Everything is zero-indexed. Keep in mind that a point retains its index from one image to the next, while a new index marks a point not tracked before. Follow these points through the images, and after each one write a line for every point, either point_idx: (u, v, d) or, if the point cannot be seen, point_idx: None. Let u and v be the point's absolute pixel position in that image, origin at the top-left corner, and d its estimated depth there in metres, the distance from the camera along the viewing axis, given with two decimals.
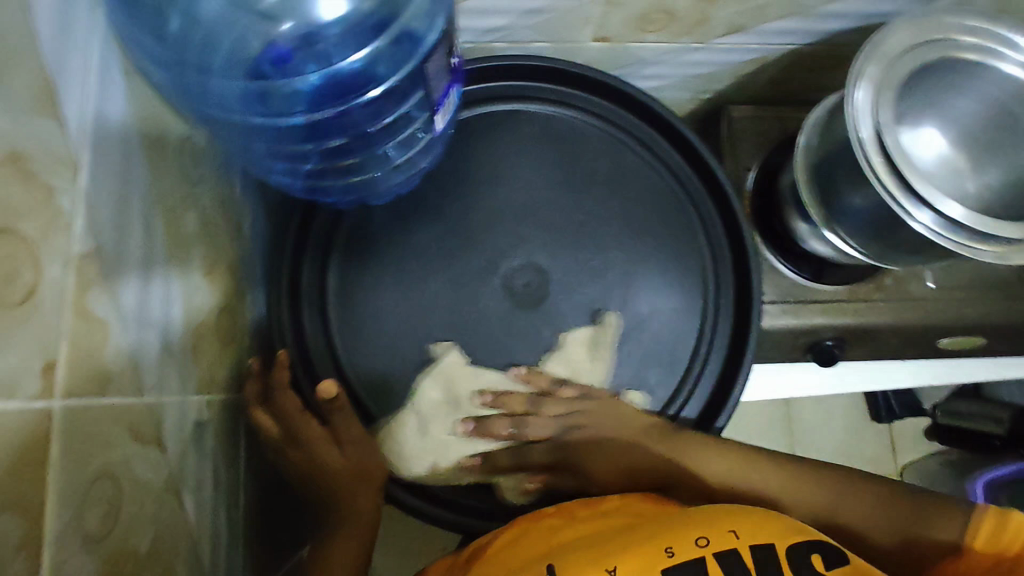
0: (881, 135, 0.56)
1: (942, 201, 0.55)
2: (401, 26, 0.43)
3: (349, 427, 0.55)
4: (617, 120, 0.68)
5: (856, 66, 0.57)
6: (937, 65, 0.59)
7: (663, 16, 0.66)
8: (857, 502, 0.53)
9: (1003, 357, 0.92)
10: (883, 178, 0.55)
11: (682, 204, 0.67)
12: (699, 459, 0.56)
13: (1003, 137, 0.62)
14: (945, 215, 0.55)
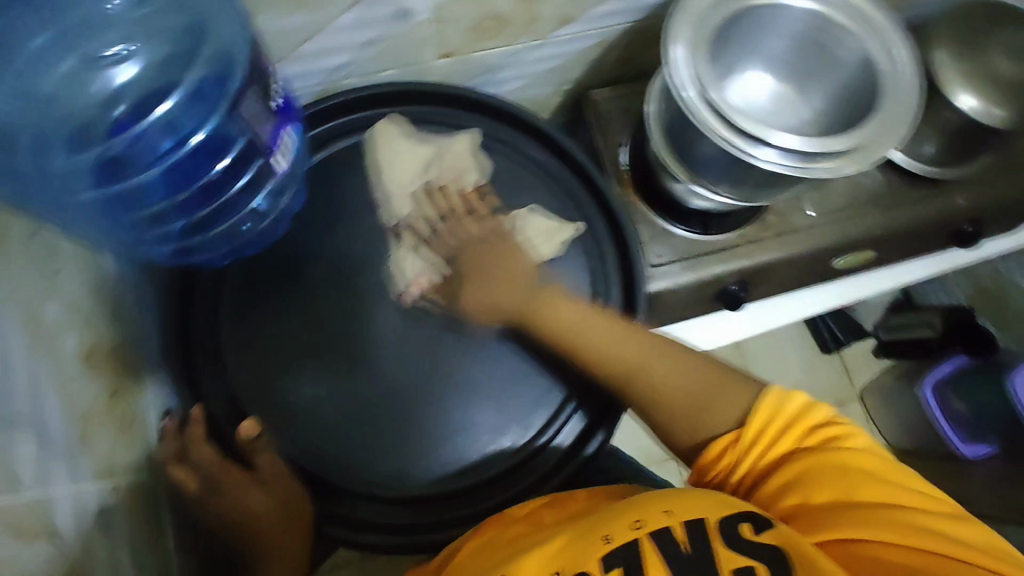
0: (705, 91, 0.60)
1: (771, 134, 0.59)
2: (202, 76, 0.45)
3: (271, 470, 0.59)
4: (475, 126, 0.71)
5: (667, 31, 0.61)
6: (740, 14, 0.64)
7: (493, 22, 0.70)
8: (636, 355, 0.58)
9: (900, 264, 0.98)
10: (716, 129, 0.60)
11: (554, 190, 0.70)
12: (507, 295, 0.62)
13: (818, 64, 0.68)
14: (782, 146, 0.59)
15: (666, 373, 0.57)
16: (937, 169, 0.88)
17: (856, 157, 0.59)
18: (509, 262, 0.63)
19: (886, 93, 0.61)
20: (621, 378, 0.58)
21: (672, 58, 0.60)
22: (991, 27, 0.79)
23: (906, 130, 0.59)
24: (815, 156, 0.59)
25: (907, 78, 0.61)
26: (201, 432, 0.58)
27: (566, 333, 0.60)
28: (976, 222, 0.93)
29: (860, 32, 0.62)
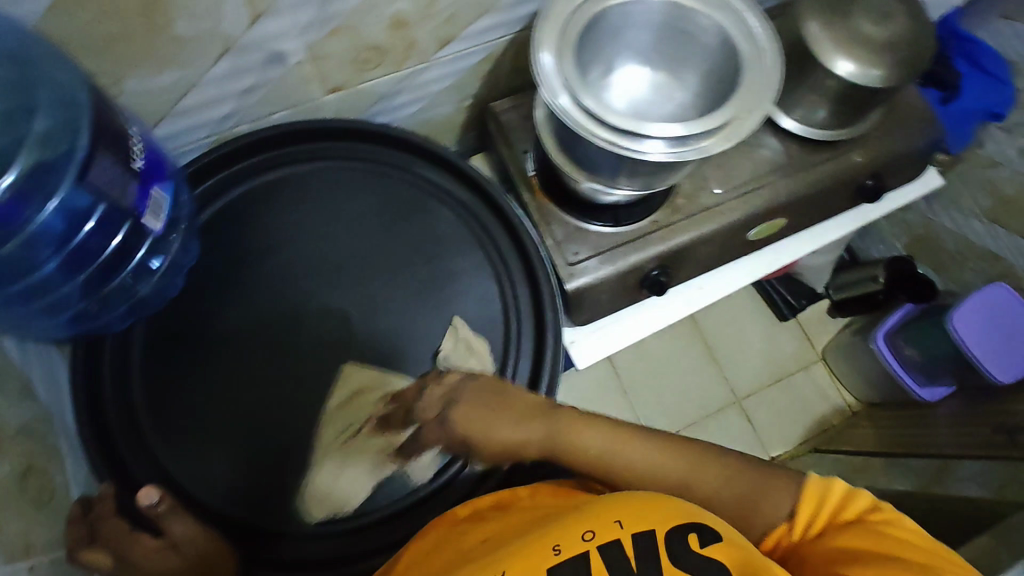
0: (580, 99, 0.62)
1: (650, 125, 0.62)
2: (42, 152, 0.45)
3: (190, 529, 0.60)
4: (370, 157, 0.73)
5: (533, 44, 0.63)
6: (598, 17, 0.66)
7: (372, 53, 0.72)
8: (678, 466, 0.58)
9: (815, 226, 1.02)
10: (599, 133, 0.62)
11: (454, 208, 0.73)
12: (510, 440, 0.60)
13: (683, 50, 0.71)
14: (661, 138, 0.62)
15: (710, 478, 0.58)
16: (830, 132, 0.92)
17: (733, 128, 0.62)
18: (506, 409, 0.60)
19: (747, 63, 0.64)
20: (667, 488, 0.58)
21: (545, 74, 0.62)
22: None
23: (773, 94, 0.62)
24: (697, 137, 0.62)
25: (764, 44, 0.64)
26: (108, 508, 0.59)
27: (596, 465, 0.59)
28: (875, 175, 0.97)
29: (709, 10, 0.66)
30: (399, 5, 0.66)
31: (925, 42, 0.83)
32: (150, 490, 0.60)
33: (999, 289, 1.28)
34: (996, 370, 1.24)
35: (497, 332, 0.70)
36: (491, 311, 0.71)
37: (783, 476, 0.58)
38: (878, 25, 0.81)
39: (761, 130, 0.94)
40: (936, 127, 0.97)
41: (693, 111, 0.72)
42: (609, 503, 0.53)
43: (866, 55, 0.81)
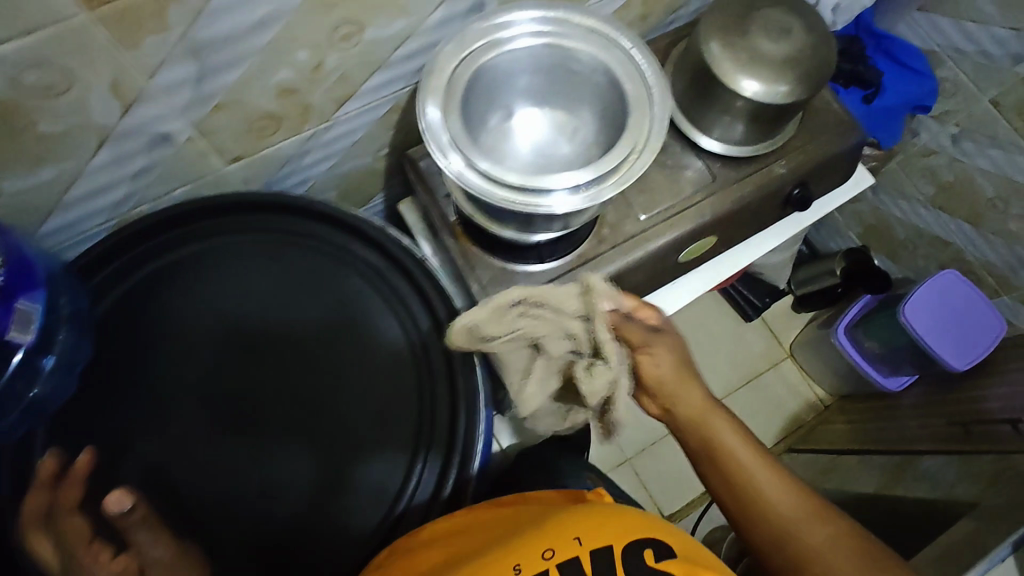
0: (473, 162, 0.62)
1: (545, 178, 0.61)
2: None
3: (151, 544, 0.54)
4: (275, 227, 0.74)
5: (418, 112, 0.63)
6: (481, 72, 0.66)
7: (267, 120, 0.71)
8: (799, 505, 0.65)
9: (748, 240, 1.02)
10: (496, 193, 0.62)
11: (362, 269, 0.74)
12: (680, 388, 0.73)
13: (572, 87, 0.71)
14: (559, 189, 0.61)
15: (824, 529, 0.63)
16: (749, 147, 0.92)
17: (625, 169, 0.62)
18: (695, 378, 0.74)
19: (631, 102, 0.65)
20: (779, 516, 0.65)
21: (434, 140, 0.61)
22: (749, 10, 0.83)
23: (660, 130, 0.63)
24: (593, 184, 0.62)
25: (645, 80, 0.65)
26: (71, 494, 0.58)
27: (732, 460, 0.69)
28: (801, 185, 0.97)
29: (589, 51, 0.67)
30: (282, 73, 0.66)
31: (828, 52, 0.83)
32: (123, 495, 0.53)
33: (948, 277, 1.30)
34: (953, 359, 1.26)
35: (407, 384, 0.71)
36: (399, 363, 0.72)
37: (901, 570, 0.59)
38: (777, 42, 0.81)
39: (681, 151, 0.94)
40: (855, 131, 0.97)
41: (592, 146, 0.71)
42: (568, 518, 0.56)
43: (769, 71, 0.81)
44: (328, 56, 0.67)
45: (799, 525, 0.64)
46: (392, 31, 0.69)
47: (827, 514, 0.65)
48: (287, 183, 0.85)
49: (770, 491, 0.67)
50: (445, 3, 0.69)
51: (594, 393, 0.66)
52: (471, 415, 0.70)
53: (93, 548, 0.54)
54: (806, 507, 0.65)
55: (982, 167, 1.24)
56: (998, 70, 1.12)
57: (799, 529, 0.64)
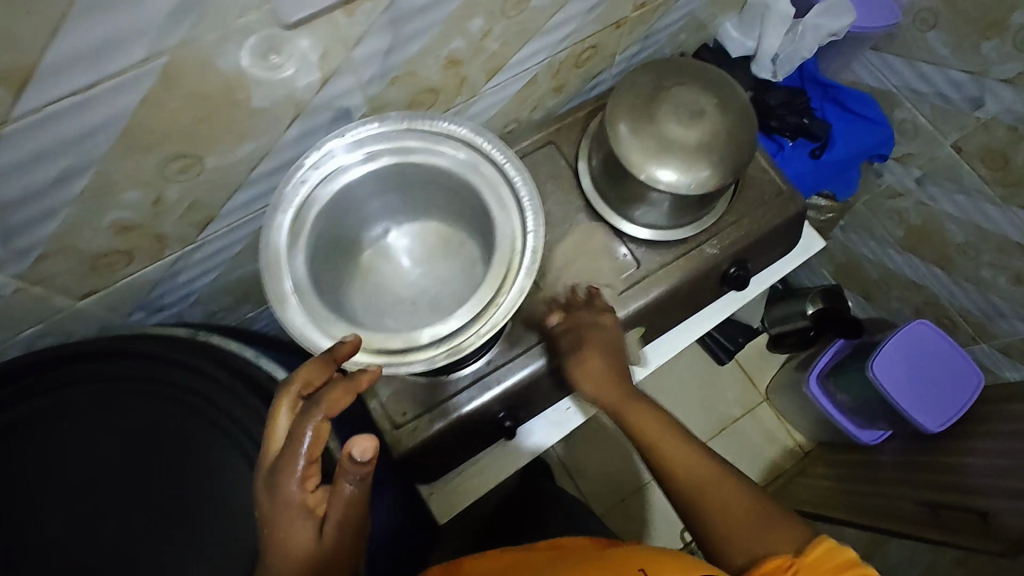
0: (324, 326, 0.55)
1: (405, 335, 0.53)
2: None
3: (342, 500, 0.43)
4: (127, 375, 0.64)
5: (263, 271, 0.56)
6: (336, 201, 0.60)
7: (114, 256, 0.65)
8: (710, 469, 0.62)
9: (688, 319, 0.94)
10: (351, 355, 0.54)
11: (225, 423, 0.63)
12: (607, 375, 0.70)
13: (442, 200, 0.65)
14: (422, 346, 0.54)
15: (732, 490, 0.60)
16: (675, 231, 0.85)
17: (491, 311, 0.55)
18: (616, 369, 0.71)
19: (499, 227, 0.58)
20: (692, 483, 0.62)
21: (278, 299, 0.54)
22: (659, 89, 0.75)
23: (531, 264, 0.56)
24: (458, 335, 0.54)
25: (516, 200, 0.59)
26: (338, 401, 0.44)
27: (649, 431, 0.66)
28: (738, 263, 0.88)
29: (453, 169, 0.60)
30: (115, 213, 0.59)
31: (747, 129, 0.75)
32: (364, 443, 0.42)
33: (920, 326, 1.20)
34: (927, 419, 1.17)
35: None
36: None
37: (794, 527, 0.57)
38: (688, 126, 0.73)
39: (603, 235, 0.86)
40: (795, 201, 0.89)
41: (475, 269, 0.65)
42: (638, 554, 0.51)
43: (681, 160, 0.73)
44: (167, 189, 0.60)
45: (709, 488, 0.61)
46: (241, 155, 0.61)
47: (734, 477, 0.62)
48: (165, 299, 0.78)
49: (682, 466, 0.63)
50: (299, 119, 0.62)
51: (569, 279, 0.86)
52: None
53: (314, 467, 0.43)
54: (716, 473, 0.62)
55: (949, 212, 1.15)
56: (957, 114, 1.03)
57: (708, 496, 0.60)
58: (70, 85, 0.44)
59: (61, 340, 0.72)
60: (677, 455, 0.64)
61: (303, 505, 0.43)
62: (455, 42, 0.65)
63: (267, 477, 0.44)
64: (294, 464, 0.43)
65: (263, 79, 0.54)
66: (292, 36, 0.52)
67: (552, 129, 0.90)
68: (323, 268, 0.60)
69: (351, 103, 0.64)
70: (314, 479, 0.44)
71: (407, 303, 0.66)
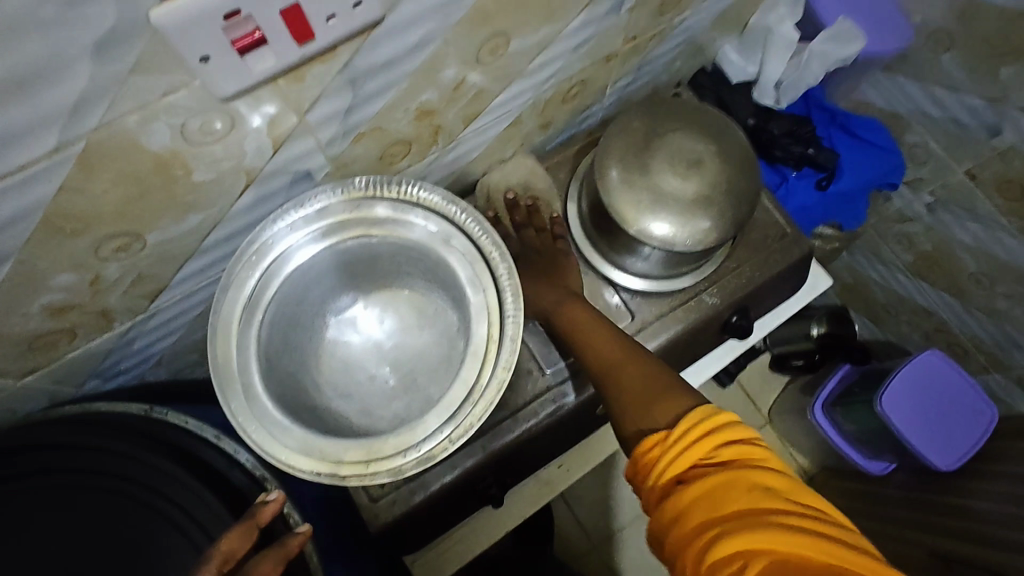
0: (277, 427, 0.49)
1: (368, 444, 0.48)
2: None
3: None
4: (73, 465, 0.59)
5: (211, 364, 0.50)
6: (292, 279, 0.54)
7: (56, 334, 0.59)
8: (621, 354, 0.63)
9: (686, 368, 0.88)
10: (306, 467, 0.48)
11: (181, 520, 0.57)
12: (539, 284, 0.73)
13: (416, 267, 0.59)
14: (386, 455, 0.48)
15: (636, 372, 0.61)
16: (672, 280, 0.79)
17: (465, 412, 0.49)
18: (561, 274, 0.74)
19: (474, 312, 0.52)
20: (603, 368, 0.63)
21: (224, 404, 0.48)
22: (652, 135, 0.69)
23: (510, 355, 0.50)
24: (428, 441, 0.48)
25: (493, 279, 0.53)
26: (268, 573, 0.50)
27: (575, 325, 0.68)
28: (740, 311, 0.82)
29: (424, 240, 0.55)
30: (48, 296, 0.53)
31: (748, 176, 0.69)
32: None
33: (930, 357, 1.14)
34: (936, 457, 1.11)
35: None
36: None
37: (685, 396, 0.56)
38: (684, 177, 0.67)
39: (593, 285, 0.80)
40: (801, 245, 0.82)
41: (452, 343, 0.59)
42: None
43: (677, 214, 0.66)
44: (105, 267, 0.54)
45: (615, 371, 0.62)
46: (188, 227, 0.55)
47: (643, 362, 0.62)
48: (121, 366, 0.72)
49: (596, 354, 0.65)
50: (251, 187, 0.56)
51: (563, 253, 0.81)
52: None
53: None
54: (626, 358, 0.63)
55: (961, 240, 1.09)
56: (973, 142, 0.96)
57: (613, 376, 0.62)
58: None
59: (6, 417, 0.67)
60: (593, 344, 0.66)
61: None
62: (425, 93, 0.59)
63: None
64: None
65: (204, 151, 0.48)
66: (232, 107, 0.46)
67: (540, 168, 0.84)
68: (278, 353, 0.55)
69: (312, 164, 0.58)
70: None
71: (379, 384, 0.60)
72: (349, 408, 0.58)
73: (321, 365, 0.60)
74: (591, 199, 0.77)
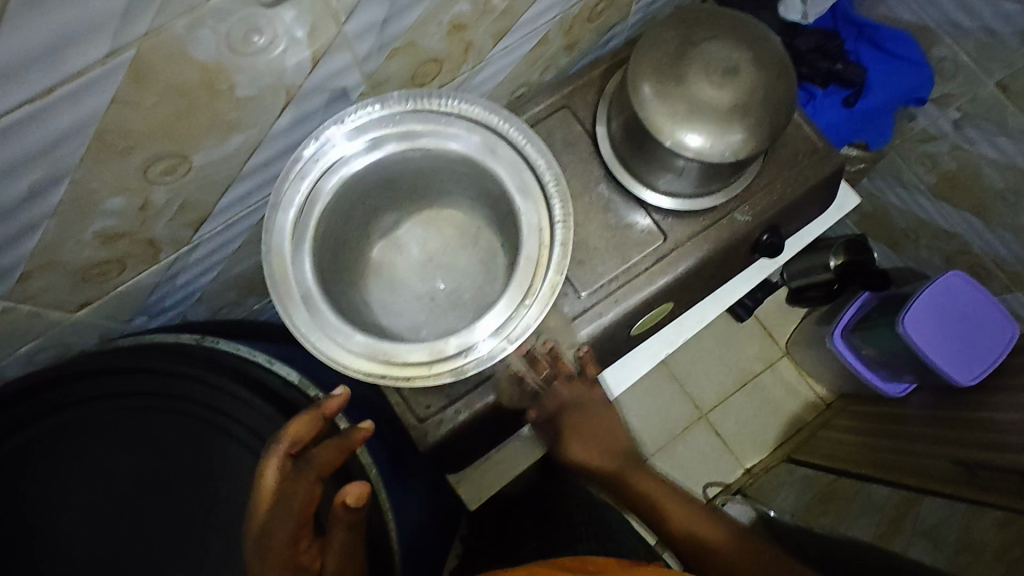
0: (337, 336, 0.50)
1: (429, 346, 0.50)
2: None
3: (334, 553, 0.50)
4: (139, 390, 0.63)
5: (269, 278, 0.51)
6: (340, 194, 0.55)
7: (109, 264, 0.60)
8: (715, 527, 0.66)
9: (718, 289, 0.89)
10: (368, 369, 0.50)
11: (247, 437, 0.62)
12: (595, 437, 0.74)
13: (458, 183, 0.59)
14: (449, 356, 0.50)
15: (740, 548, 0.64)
16: (703, 198, 0.79)
17: (521, 314, 0.51)
18: (617, 435, 0.74)
19: (524, 218, 0.53)
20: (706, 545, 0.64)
21: (288, 314, 0.49)
22: (687, 45, 0.68)
23: (562, 257, 0.51)
24: (488, 343, 0.50)
25: (541, 187, 0.54)
26: (330, 459, 0.55)
27: (652, 490, 0.69)
28: (771, 229, 0.82)
29: (468, 153, 0.55)
30: (99, 223, 0.53)
31: (782, 86, 0.68)
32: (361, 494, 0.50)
33: (952, 278, 1.15)
34: (959, 372, 1.12)
35: None
36: None
37: None
38: (721, 86, 0.66)
39: (625, 206, 0.80)
40: (832, 159, 0.82)
41: (497, 260, 0.60)
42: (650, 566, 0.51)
43: (714, 124, 0.65)
44: (153, 192, 0.54)
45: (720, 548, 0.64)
46: (230, 149, 0.55)
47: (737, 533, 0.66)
48: (165, 302, 0.74)
49: (690, 521, 0.66)
50: (291, 106, 0.55)
51: (592, 177, 0.81)
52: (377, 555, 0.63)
53: (304, 530, 0.50)
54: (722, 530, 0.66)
55: (988, 155, 1.07)
56: (1003, 50, 0.94)
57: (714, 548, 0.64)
58: (27, 90, 0.38)
59: (61, 353, 0.68)
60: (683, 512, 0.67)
61: (298, 566, 0.48)
62: (459, 5, 0.58)
63: (258, 534, 0.48)
64: (293, 523, 0.49)
65: (249, 65, 0.48)
66: (276, 15, 0.45)
67: (565, 92, 0.83)
68: (329, 269, 0.56)
69: (348, 82, 0.58)
70: (305, 539, 0.50)
71: (425, 301, 0.61)
72: (400, 323, 0.59)
73: (368, 282, 0.61)
74: (621, 119, 0.76)
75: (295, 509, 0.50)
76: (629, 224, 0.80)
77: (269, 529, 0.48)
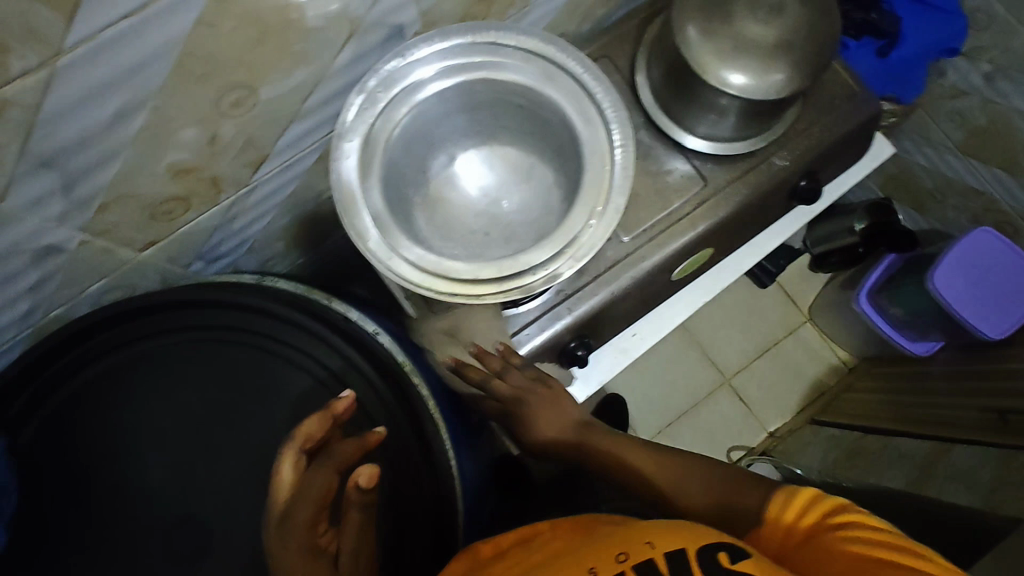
0: (411, 258, 0.54)
1: (496, 264, 0.54)
2: None
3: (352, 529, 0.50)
4: (209, 323, 0.67)
5: (341, 207, 0.54)
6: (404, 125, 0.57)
7: (176, 201, 0.62)
8: (670, 465, 0.64)
9: (754, 238, 0.90)
10: (441, 288, 0.54)
11: (311, 367, 0.67)
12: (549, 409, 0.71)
13: (513, 116, 0.62)
14: (517, 270, 0.54)
15: (695, 483, 0.61)
16: (741, 142, 0.79)
17: (582, 234, 0.55)
18: (563, 411, 0.71)
19: (586, 145, 0.56)
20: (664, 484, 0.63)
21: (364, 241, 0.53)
22: None
23: (622, 181, 0.55)
24: (554, 259, 0.54)
25: (600, 114, 0.57)
26: (345, 453, 0.52)
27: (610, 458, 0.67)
28: (808, 174, 0.83)
29: (526, 84, 0.57)
30: (173, 155, 0.56)
31: (825, 24, 0.69)
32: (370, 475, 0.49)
33: (982, 234, 1.15)
34: (988, 327, 1.12)
35: (406, 482, 0.66)
36: (393, 446, 0.66)
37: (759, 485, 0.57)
38: (766, 24, 0.67)
39: (664, 152, 0.81)
40: (868, 105, 0.83)
41: (550, 189, 0.62)
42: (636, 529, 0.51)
43: (759, 62, 0.66)
44: (222, 126, 0.56)
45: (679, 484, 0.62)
46: (295, 83, 0.57)
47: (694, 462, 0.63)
48: (220, 249, 0.76)
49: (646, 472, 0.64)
50: (352, 40, 0.57)
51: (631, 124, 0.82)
52: (438, 486, 0.66)
53: (324, 512, 0.50)
54: (677, 464, 0.64)
55: (1020, 109, 1.07)
56: None
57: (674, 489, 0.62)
58: (121, 9, 0.40)
59: (127, 294, 0.71)
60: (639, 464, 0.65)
61: (317, 548, 0.49)
62: None
63: (277, 525, 0.50)
64: (309, 508, 0.49)
65: None
66: None
67: (603, 42, 0.84)
68: (394, 199, 0.58)
69: (404, 18, 0.59)
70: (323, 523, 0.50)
71: (480, 233, 0.63)
72: (458, 252, 0.61)
73: (425, 216, 0.63)
74: (661, 63, 0.77)
75: (307, 495, 0.49)
76: (669, 170, 0.81)
77: (290, 514, 0.49)
